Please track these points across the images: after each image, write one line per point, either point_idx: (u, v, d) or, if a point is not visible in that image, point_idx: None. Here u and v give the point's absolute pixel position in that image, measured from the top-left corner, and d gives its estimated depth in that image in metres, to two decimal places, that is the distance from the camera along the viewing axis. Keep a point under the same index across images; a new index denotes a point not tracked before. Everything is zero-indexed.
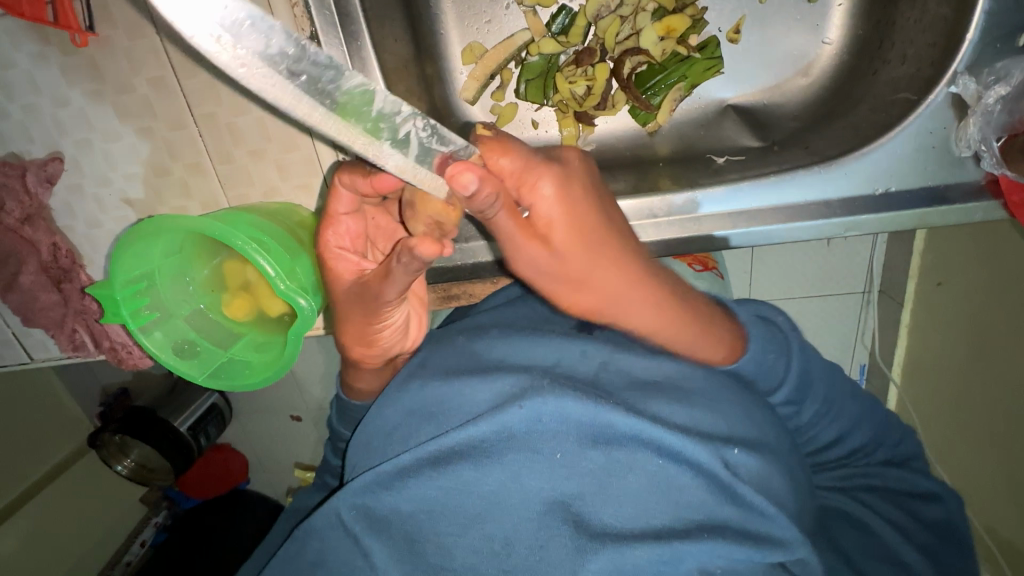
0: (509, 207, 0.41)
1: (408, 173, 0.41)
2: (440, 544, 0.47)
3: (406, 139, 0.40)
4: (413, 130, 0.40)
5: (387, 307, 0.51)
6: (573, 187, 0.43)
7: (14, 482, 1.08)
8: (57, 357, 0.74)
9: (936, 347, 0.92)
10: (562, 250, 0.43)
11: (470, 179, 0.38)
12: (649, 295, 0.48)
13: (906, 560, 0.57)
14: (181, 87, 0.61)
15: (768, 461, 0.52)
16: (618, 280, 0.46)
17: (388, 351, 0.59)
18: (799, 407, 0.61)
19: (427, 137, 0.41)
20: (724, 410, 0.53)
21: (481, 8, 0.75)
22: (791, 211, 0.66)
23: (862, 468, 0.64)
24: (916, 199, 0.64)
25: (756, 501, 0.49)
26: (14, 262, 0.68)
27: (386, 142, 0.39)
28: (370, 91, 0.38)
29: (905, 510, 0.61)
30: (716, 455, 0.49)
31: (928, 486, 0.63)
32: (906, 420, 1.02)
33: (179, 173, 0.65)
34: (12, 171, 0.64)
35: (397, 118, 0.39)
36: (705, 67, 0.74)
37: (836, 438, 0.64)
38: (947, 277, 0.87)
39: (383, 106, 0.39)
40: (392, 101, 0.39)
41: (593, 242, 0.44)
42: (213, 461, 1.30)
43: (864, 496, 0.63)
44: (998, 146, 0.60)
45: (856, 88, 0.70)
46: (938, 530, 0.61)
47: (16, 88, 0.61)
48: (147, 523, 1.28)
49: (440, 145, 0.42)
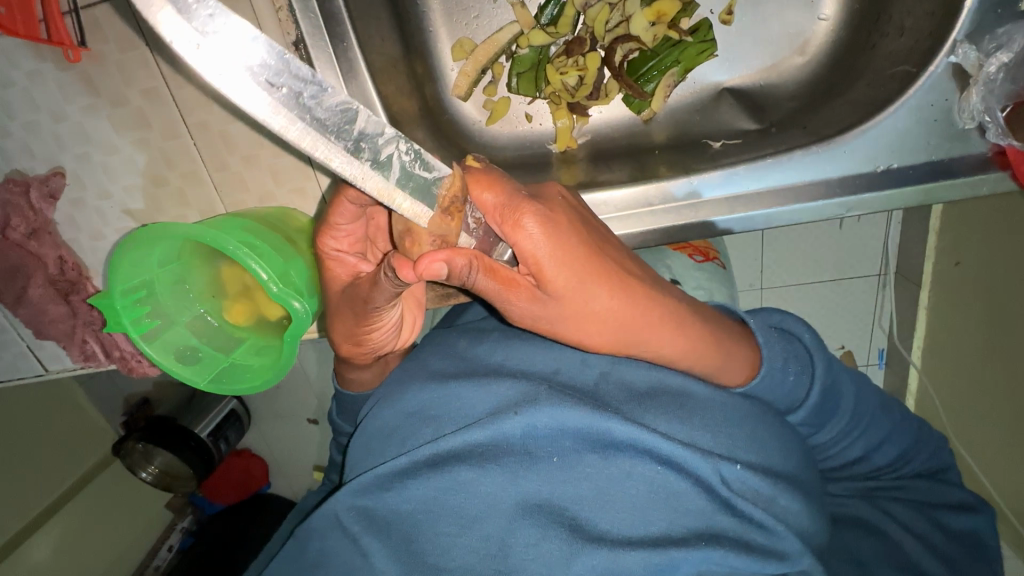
0: (488, 270, 0.43)
1: (388, 196, 0.39)
2: (436, 544, 0.47)
3: (387, 161, 0.39)
4: (396, 153, 0.39)
5: (377, 311, 0.54)
6: (557, 224, 0.44)
7: (43, 493, 1.09)
8: (69, 368, 0.76)
9: (955, 330, 0.89)
10: (550, 292, 0.45)
11: (441, 267, 0.40)
12: (637, 324, 0.49)
13: (921, 564, 0.56)
14: (174, 97, 0.61)
15: (776, 482, 0.51)
16: (603, 309, 0.47)
17: (380, 349, 0.61)
18: (820, 428, 0.61)
19: (410, 160, 0.40)
20: (726, 428, 0.52)
21: (469, 3, 0.74)
22: (790, 193, 0.65)
23: (891, 481, 0.63)
24: (920, 175, 0.62)
25: (755, 514, 0.48)
26: (22, 277, 0.69)
27: (366, 163, 0.38)
28: (352, 110, 0.36)
29: (933, 522, 0.59)
30: (714, 468, 0.48)
31: (957, 496, 0.60)
32: (929, 408, 0.99)
33: (177, 183, 0.66)
34: (16, 188, 0.66)
35: (380, 140, 0.38)
36: (698, 50, 0.73)
37: (860, 456, 0.63)
38: (964, 257, 0.85)
39: (365, 126, 0.37)
40: (375, 122, 0.38)
41: (580, 276, 0.45)
42: (234, 466, 1.32)
43: (889, 505, 0.61)
44: (1003, 116, 0.58)
45: (854, 64, 0.68)
46: (952, 521, 0.59)
47: (15, 106, 0.62)
48: (173, 530, 1.34)
49: (424, 171, 0.41)
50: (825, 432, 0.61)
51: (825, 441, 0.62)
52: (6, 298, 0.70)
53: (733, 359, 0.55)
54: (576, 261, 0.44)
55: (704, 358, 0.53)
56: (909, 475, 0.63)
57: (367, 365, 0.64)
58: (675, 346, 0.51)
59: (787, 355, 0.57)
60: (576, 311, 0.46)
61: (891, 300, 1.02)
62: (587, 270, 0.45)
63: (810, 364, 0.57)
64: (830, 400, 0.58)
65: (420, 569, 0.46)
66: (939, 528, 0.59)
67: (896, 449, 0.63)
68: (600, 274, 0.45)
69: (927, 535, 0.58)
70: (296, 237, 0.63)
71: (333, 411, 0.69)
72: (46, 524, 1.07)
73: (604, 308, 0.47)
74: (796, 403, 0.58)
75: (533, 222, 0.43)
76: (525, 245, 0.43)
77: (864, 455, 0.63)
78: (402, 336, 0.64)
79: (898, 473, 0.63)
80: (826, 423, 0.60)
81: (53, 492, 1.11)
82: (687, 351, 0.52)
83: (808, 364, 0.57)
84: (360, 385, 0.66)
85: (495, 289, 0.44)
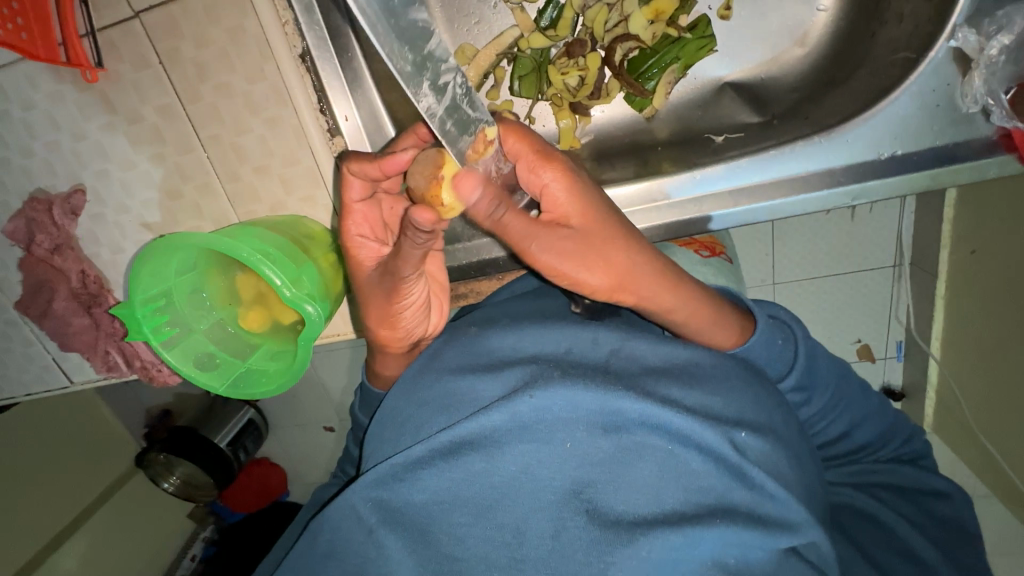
0: (515, 208, 0.47)
1: (435, 116, 0.47)
2: (452, 536, 0.48)
3: (444, 88, 0.48)
4: (454, 83, 0.49)
5: (405, 281, 0.56)
6: (579, 179, 0.49)
7: (71, 505, 1.12)
8: (93, 379, 0.78)
9: (972, 317, 0.88)
10: (577, 231, 0.48)
11: (471, 188, 0.45)
12: (667, 286, 0.53)
13: (920, 555, 0.56)
14: (187, 113, 0.64)
15: (778, 450, 0.52)
16: (626, 261, 0.50)
17: (406, 327, 0.62)
18: (817, 399, 0.61)
19: (462, 95, 0.50)
20: (728, 390, 0.53)
21: (470, 10, 0.76)
22: (794, 184, 0.65)
23: (878, 464, 0.62)
24: (925, 160, 0.62)
25: (767, 484, 0.48)
26: (46, 291, 0.72)
27: (427, 81, 0.46)
28: (428, 31, 0.46)
29: (919, 507, 0.59)
30: (725, 438, 0.48)
31: (947, 485, 0.60)
32: (950, 398, 0.97)
33: (192, 195, 0.68)
34: (40, 206, 0.68)
35: (443, 66, 0.47)
36: (697, 47, 0.73)
37: (851, 436, 0.63)
38: (979, 245, 0.84)
39: (435, 49, 0.47)
40: (444, 50, 0.48)
41: (602, 226, 0.49)
42: (254, 475, 1.35)
43: (882, 493, 0.61)
44: (1007, 98, 0.58)
45: (855, 52, 0.68)
46: (953, 514, 0.59)
47: (38, 127, 0.65)
48: (195, 538, 1.35)
49: (469, 107, 0.50)
50: (815, 407, 0.62)
51: (813, 417, 0.62)
52: (31, 312, 0.73)
53: (721, 323, 0.57)
54: (597, 212, 0.49)
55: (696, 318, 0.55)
56: (887, 459, 0.63)
57: (400, 353, 0.66)
58: (694, 313, 0.55)
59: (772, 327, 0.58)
60: (590, 256, 0.49)
61: (908, 291, 1.01)
62: (605, 222, 0.49)
63: (782, 341, 0.59)
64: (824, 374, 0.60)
65: (438, 560, 0.48)
66: (945, 519, 0.58)
67: (901, 441, 0.63)
68: (618, 232, 0.50)
69: (938, 531, 0.58)
70: (307, 243, 0.65)
71: (355, 404, 0.73)
72: (74, 536, 1.10)
73: (614, 262, 0.50)
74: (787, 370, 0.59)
75: (559, 170, 0.48)
76: (551, 188, 0.48)
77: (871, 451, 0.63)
78: (431, 320, 0.66)
79: (879, 456, 0.63)
80: (815, 393, 0.61)
81: (80, 505, 1.14)
82: (690, 316, 0.55)
83: (790, 331, 0.60)
84: (393, 378, 0.68)
85: (521, 227, 0.47)
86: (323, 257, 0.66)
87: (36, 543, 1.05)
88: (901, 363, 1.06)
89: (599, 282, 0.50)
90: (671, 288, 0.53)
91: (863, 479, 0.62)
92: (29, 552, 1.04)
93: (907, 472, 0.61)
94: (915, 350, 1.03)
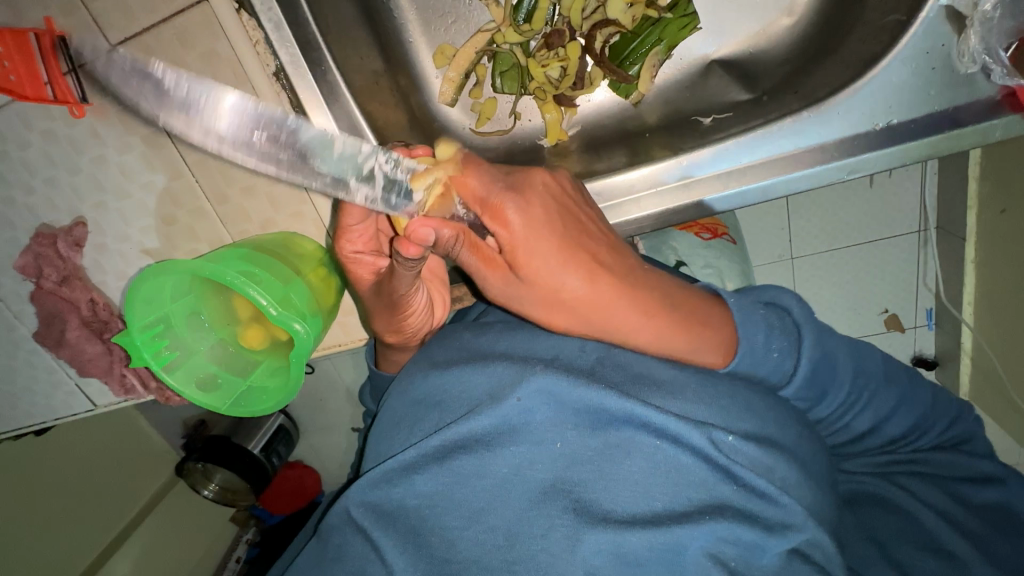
0: (472, 245, 0.49)
1: (376, 204, 0.45)
2: (445, 539, 0.48)
3: (370, 174, 0.44)
4: (377, 164, 0.44)
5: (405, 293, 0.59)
6: (534, 211, 0.48)
7: (119, 518, 1.17)
8: (115, 402, 0.81)
9: (1010, 284, 0.82)
10: (524, 272, 0.49)
11: (428, 233, 0.46)
12: (644, 313, 0.51)
13: (950, 548, 0.54)
14: (173, 140, 0.65)
15: (776, 451, 0.50)
16: (586, 292, 0.50)
17: (419, 331, 0.67)
18: (820, 403, 0.57)
19: (391, 169, 0.45)
20: (715, 399, 0.51)
21: (444, 9, 0.75)
22: (787, 163, 0.62)
23: (911, 454, 0.60)
24: (924, 127, 0.59)
25: (757, 483, 0.47)
26: (59, 322, 0.75)
27: (353, 179, 0.43)
28: (329, 137, 0.41)
29: (949, 493, 0.57)
30: (705, 435, 0.47)
31: (986, 469, 0.58)
32: (987, 367, 0.93)
33: (186, 220, 0.70)
34: (45, 241, 0.70)
35: (360, 156, 0.43)
36: (680, 26, 0.71)
37: (872, 428, 0.60)
38: (1008, 204, 0.79)
39: (344, 148, 0.42)
40: (352, 143, 0.42)
41: (555, 263, 0.49)
42: (290, 477, 1.38)
43: (906, 480, 0.59)
44: (1008, 56, 0.55)
45: (845, 18, 0.65)
46: (991, 497, 0.57)
47: (34, 165, 0.66)
48: (240, 540, 1.40)
49: (403, 175, 0.46)
50: (828, 406, 0.58)
51: (827, 414, 0.59)
52: (47, 342, 0.76)
53: (706, 341, 0.53)
54: (549, 245, 0.48)
55: (670, 341, 0.52)
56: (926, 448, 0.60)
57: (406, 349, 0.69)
58: (669, 337, 0.52)
59: (770, 317, 0.54)
60: (541, 290, 0.50)
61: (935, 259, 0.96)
62: (559, 258, 0.49)
63: (797, 342, 0.54)
64: (821, 376, 0.55)
65: (428, 560, 0.47)
66: (968, 503, 0.57)
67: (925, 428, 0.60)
68: (572, 260, 0.49)
69: (961, 519, 0.56)
70: (296, 261, 0.66)
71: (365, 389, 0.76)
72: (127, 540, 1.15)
73: (567, 294, 0.50)
74: (784, 380, 0.55)
75: (509, 215, 0.47)
76: (501, 233, 0.48)
77: (891, 439, 0.60)
78: (436, 314, 0.70)
79: (917, 445, 0.60)
80: (826, 395, 0.57)
81: (129, 512, 1.19)
82: (682, 350, 0.52)
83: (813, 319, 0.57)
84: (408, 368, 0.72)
85: (474, 263, 0.50)
86: (313, 273, 0.67)
87: (85, 559, 1.08)
88: (931, 331, 1.02)
89: (568, 286, 0.49)
90: (647, 316, 0.51)
91: (885, 467, 0.61)
92: (88, 556, 1.09)
93: (933, 458, 0.59)
94: (946, 317, 0.99)
